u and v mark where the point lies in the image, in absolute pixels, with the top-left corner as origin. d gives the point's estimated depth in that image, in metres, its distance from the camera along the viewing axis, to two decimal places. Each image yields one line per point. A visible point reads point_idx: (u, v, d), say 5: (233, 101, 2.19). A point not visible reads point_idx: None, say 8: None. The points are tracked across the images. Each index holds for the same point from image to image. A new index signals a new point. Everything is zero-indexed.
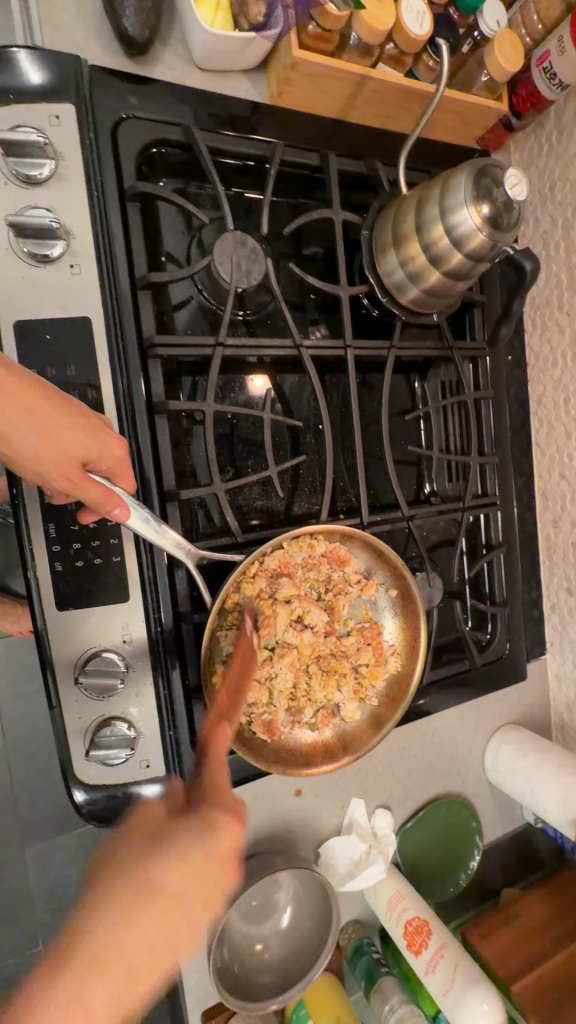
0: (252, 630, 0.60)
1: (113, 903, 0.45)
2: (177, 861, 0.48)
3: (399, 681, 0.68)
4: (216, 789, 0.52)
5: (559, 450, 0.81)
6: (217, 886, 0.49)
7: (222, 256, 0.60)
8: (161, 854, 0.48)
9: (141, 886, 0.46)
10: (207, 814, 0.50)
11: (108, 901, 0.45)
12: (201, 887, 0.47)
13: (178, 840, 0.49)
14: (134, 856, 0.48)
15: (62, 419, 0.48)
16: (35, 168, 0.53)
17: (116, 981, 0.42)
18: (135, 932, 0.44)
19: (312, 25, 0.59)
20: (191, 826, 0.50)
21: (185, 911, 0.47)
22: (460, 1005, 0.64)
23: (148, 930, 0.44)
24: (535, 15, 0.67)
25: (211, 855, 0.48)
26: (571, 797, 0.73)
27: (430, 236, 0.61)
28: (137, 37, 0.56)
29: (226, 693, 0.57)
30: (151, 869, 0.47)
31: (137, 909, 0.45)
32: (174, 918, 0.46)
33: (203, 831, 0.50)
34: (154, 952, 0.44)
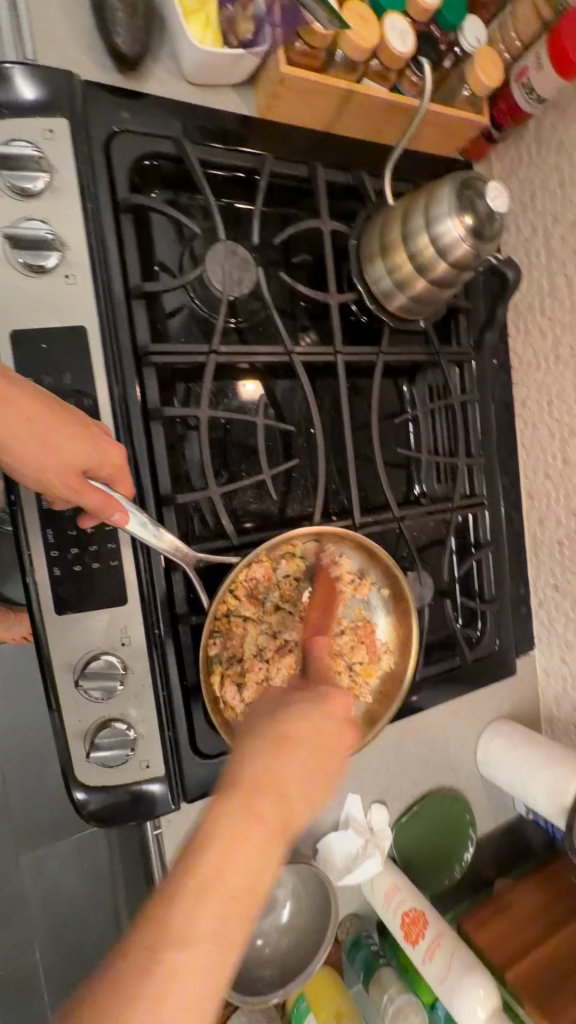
0: (330, 563, 0.67)
1: (255, 748, 0.47)
2: (301, 714, 0.50)
3: (392, 678, 0.70)
4: (323, 669, 0.56)
5: (543, 451, 0.84)
6: (342, 737, 0.50)
7: (213, 265, 0.62)
8: (290, 711, 0.50)
9: (277, 734, 0.48)
10: (323, 687, 0.54)
11: (258, 739, 0.48)
12: (328, 734, 0.50)
13: (299, 701, 0.51)
14: (263, 727, 0.49)
15: (64, 429, 0.49)
16: (29, 179, 0.54)
17: (273, 808, 0.44)
18: (281, 771, 0.46)
19: (299, 43, 0.61)
20: (308, 694, 0.53)
21: (315, 774, 0.48)
22: (457, 992, 0.66)
23: (289, 769, 0.46)
24: (513, 33, 0.70)
25: (332, 716, 0.51)
26: (560, 785, 0.75)
27: (417, 245, 0.63)
28: (128, 53, 0.58)
29: (316, 610, 0.62)
30: (275, 725, 0.49)
31: (278, 753, 0.47)
32: (307, 772, 0.47)
33: (319, 696, 0.52)
34: (300, 794, 0.46)
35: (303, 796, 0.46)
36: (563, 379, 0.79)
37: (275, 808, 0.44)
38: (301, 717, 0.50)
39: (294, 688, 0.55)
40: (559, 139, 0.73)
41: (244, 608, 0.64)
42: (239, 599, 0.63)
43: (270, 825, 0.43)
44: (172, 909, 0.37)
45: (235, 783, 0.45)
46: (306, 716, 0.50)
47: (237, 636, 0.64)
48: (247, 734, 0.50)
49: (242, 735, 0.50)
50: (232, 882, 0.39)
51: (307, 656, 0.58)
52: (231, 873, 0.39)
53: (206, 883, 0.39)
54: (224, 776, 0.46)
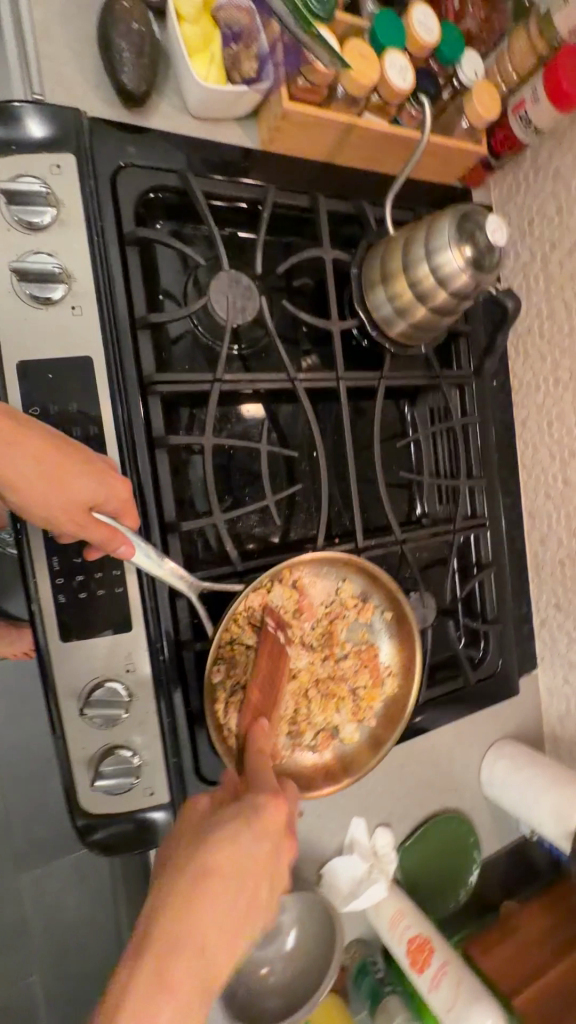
0: (276, 627, 0.61)
1: (176, 888, 0.45)
2: (227, 841, 0.47)
3: (396, 702, 0.70)
4: (258, 773, 0.53)
5: (544, 472, 0.84)
6: (275, 857, 0.48)
7: (217, 294, 0.63)
8: (214, 835, 0.47)
9: (200, 873, 0.45)
10: (252, 800, 0.49)
11: (179, 871, 0.46)
12: (259, 861, 0.47)
13: (225, 825, 0.48)
14: (186, 864, 0.46)
15: (70, 465, 0.49)
16: (37, 215, 0.55)
17: (193, 962, 0.42)
18: (203, 919, 0.44)
19: (301, 80, 0.62)
20: (235, 809, 0.49)
21: (245, 896, 0.46)
22: (464, 1021, 0.65)
23: (211, 915, 0.44)
24: (510, 66, 0.71)
25: (265, 832, 0.48)
26: (565, 809, 0.75)
27: (417, 275, 0.64)
28: (134, 91, 0.59)
29: (258, 687, 0.58)
30: (199, 861, 0.46)
31: (199, 898, 0.44)
32: (237, 896, 0.46)
33: (250, 815, 0.48)
34: (228, 927, 0.44)
35: (233, 933, 0.45)
36: (562, 401, 0.80)
37: (197, 963, 0.42)
38: (227, 845, 0.47)
39: (229, 794, 0.53)
40: (557, 167, 0.75)
41: (247, 636, 0.64)
42: (241, 627, 0.63)
43: (191, 973, 0.42)
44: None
45: (153, 920, 0.43)
46: (234, 845, 0.47)
47: (240, 664, 0.64)
48: (173, 861, 0.47)
49: (170, 861, 0.48)
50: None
51: (247, 754, 0.55)
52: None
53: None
54: (145, 923, 0.44)
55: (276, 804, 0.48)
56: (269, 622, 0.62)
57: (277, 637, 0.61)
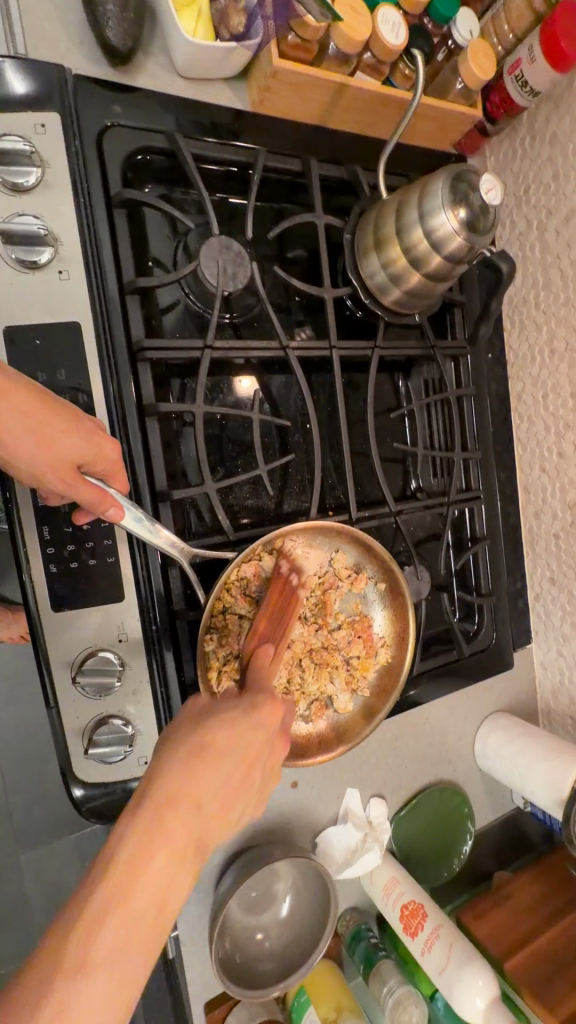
0: (289, 569, 0.62)
1: (178, 757, 0.47)
2: (227, 720, 0.50)
3: (389, 670, 0.70)
4: (260, 683, 0.56)
5: (539, 445, 0.84)
6: (265, 748, 0.51)
7: (207, 259, 0.62)
8: (214, 717, 0.50)
9: (202, 741, 0.48)
10: (253, 700, 0.52)
11: (184, 742, 0.48)
12: (253, 747, 0.50)
13: (225, 709, 0.51)
14: (188, 736, 0.48)
15: (59, 425, 0.49)
16: (22, 175, 0.54)
17: (193, 814, 0.45)
18: (200, 781, 0.46)
19: (291, 36, 0.61)
20: (237, 702, 0.52)
21: (240, 774, 0.49)
22: (456, 982, 0.66)
23: (211, 781, 0.47)
24: (506, 25, 0.70)
25: (258, 726, 0.51)
26: (557, 779, 0.75)
27: (410, 240, 0.63)
28: (120, 47, 0.58)
29: (266, 618, 0.60)
30: (205, 731, 0.49)
31: (198, 764, 0.47)
32: (233, 773, 0.48)
33: (251, 706, 0.52)
34: (222, 800, 0.47)
35: (226, 804, 0.48)
36: (558, 372, 0.79)
37: (195, 817, 0.45)
38: (228, 725, 0.49)
39: (230, 694, 0.55)
40: (553, 131, 0.73)
41: (241, 602, 0.64)
42: (234, 592, 0.64)
43: (189, 830, 0.44)
44: (95, 897, 0.39)
45: (155, 784, 0.45)
46: (230, 728, 0.49)
47: (235, 632, 0.64)
48: (173, 738, 0.49)
49: (171, 738, 0.49)
50: (145, 877, 0.41)
51: (249, 671, 0.57)
52: (143, 874, 0.41)
53: (120, 884, 0.40)
54: (145, 783, 0.46)
55: (275, 706, 0.52)
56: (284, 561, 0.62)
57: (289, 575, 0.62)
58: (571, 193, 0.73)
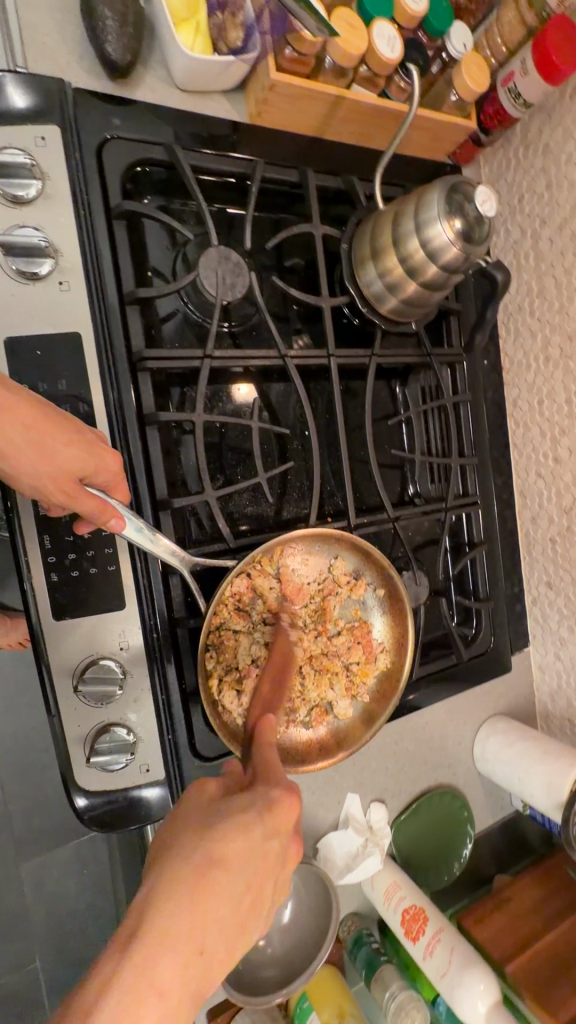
0: (288, 622, 0.65)
1: (179, 878, 0.41)
2: (236, 837, 0.44)
3: (389, 676, 0.70)
4: (269, 767, 0.51)
5: (535, 450, 0.85)
6: (277, 865, 0.45)
7: (206, 269, 0.62)
8: (222, 827, 0.44)
9: (206, 870, 0.42)
10: (265, 797, 0.47)
11: (187, 861, 0.42)
12: (263, 866, 0.44)
13: (236, 819, 0.45)
14: (190, 860, 0.42)
15: (59, 437, 0.49)
16: (21, 187, 0.54)
17: (189, 966, 0.39)
18: (199, 924, 0.40)
19: (288, 50, 0.62)
20: (251, 804, 0.46)
21: (244, 900, 0.43)
22: (458, 985, 0.67)
23: (214, 908, 0.41)
24: (499, 39, 0.71)
25: (273, 835, 0.45)
26: (556, 782, 0.76)
27: (406, 250, 0.64)
28: (119, 61, 0.58)
29: (269, 681, 0.60)
30: (211, 849, 0.43)
31: (197, 903, 0.41)
32: (237, 896, 0.42)
33: (262, 810, 0.45)
34: (222, 930, 0.41)
35: (228, 937, 0.42)
36: (553, 378, 0.80)
37: (190, 970, 0.39)
38: (239, 838, 0.44)
39: (237, 787, 0.50)
40: (546, 142, 0.74)
41: (247, 614, 0.65)
42: (242, 606, 0.64)
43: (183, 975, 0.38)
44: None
45: (152, 906, 0.40)
46: (240, 845, 0.43)
47: (247, 648, 0.64)
48: (173, 847, 0.44)
49: (170, 844, 0.44)
50: None
51: (253, 743, 0.55)
52: None
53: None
54: (137, 913, 0.40)
55: (289, 807, 0.46)
56: (285, 618, 0.65)
57: (290, 631, 0.64)
58: (564, 203, 0.74)
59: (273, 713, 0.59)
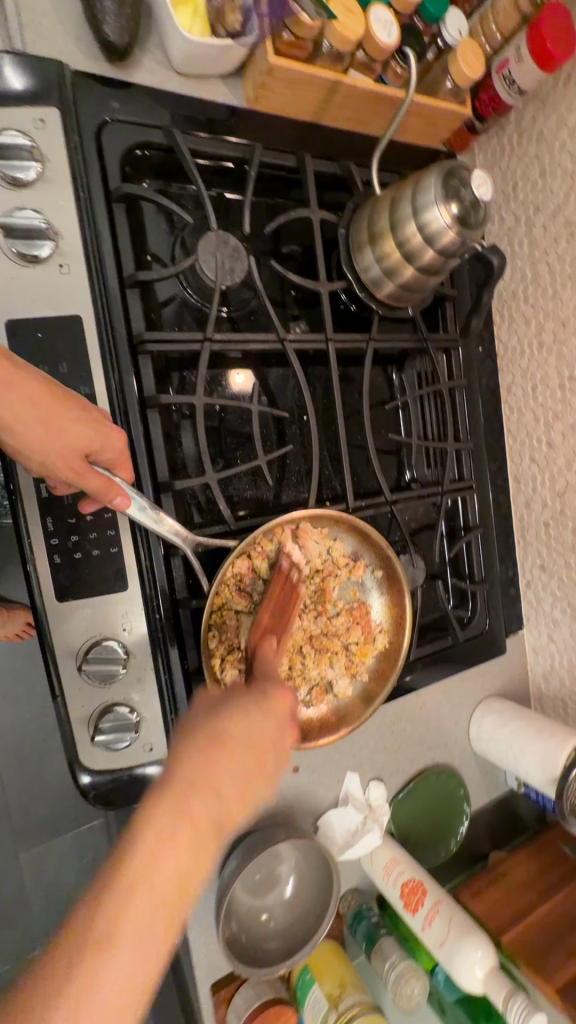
0: (289, 564, 0.63)
1: (194, 747, 0.46)
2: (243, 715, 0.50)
3: (387, 656, 0.72)
4: (267, 669, 0.57)
5: (529, 436, 0.86)
6: (274, 745, 0.50)
7: (205, 253, 0.63)
8: (226, 706, 0.50)
9: (218, 731, 0.48)
10: (261, 693, 0.53)
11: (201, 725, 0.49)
12: (264, 740, 0.50)
13: (234, 702, 0.51)
14: (203, 723, 0.49)
15: (66, 415, 0.50)
16: (20, 169, 0.54)
17: (209, 806, 0.43)
18: (216, 773, 0.45)
19: (286, 33, 0.62)
20: (246, 693, 0.52)
21: (249, 766, 0.48)
22: (456, 953, 0.69)
23: (227, 771, 0.46)
24: (494, 26, 0.72)
25: (270, 713, 0.51)
26: (550, 756, 0.77)
27: (404, 233, 0.64)
28: (117, 43, 0.58)
29: (268, 613, 0.62)
30: (222, 722, 0.48)
31: (211, 761, 0.46)
32: (239, 774, 0.47)
33: (261, 696, 0.52)
34: (238, 788, 0.46)
35: (237, 800, 0.46)
36: (546, 363, 0.81)
37: (211, 808, 0.43)
38: (242, 716, 0.49)
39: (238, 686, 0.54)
40: (539, 130, 0.75)
41: (245, 577, 0.65)
42: (239, 571, 0.64)
43: (207, 818, 0.43)
44: (121, 881, 0.37)
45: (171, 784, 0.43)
46: (243, 717, 0.49)
47: (245, 608, 0.65)
48: (183, 731, 0.49)
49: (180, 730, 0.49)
50: (170, 857, 0.39)
51: (255, 661, 0.59)
52: (167, 855, 0.39)
53: (145, 864, 0.38)
54: (157, 789, 0.43)
55: (283, 692, 0.53)
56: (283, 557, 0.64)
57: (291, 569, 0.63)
58: (558, 190, 0.75)
59: (276, 638, 0.61)
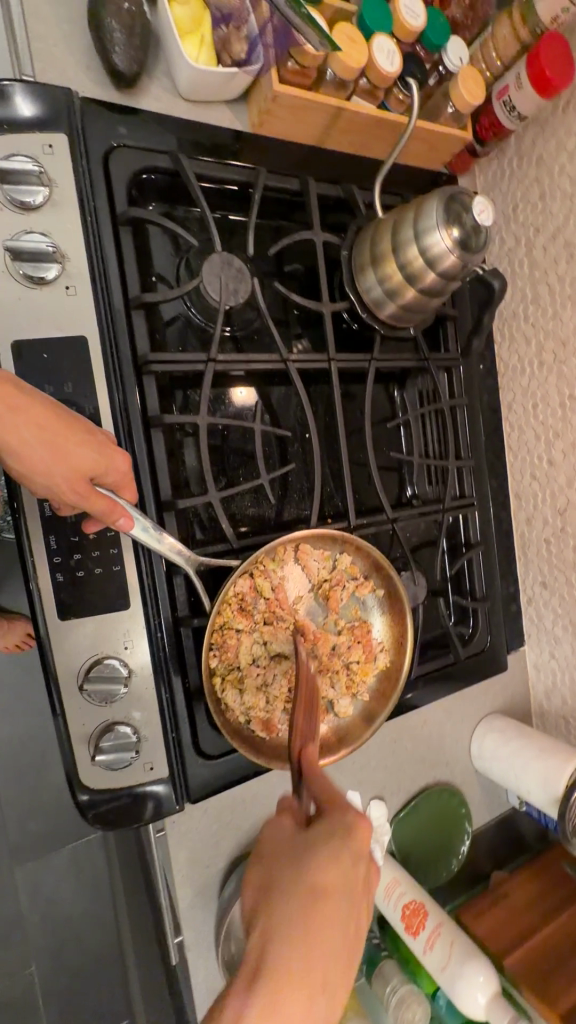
0: (307, 659, 0.63)
1: (287, 905, 0.44)
2: (329, 864, 0.46)
3: (389, 674, 0.72)
4: (328, 795, 0.52)
5: (530, 453, 0.87)
6: (363, 889, 0.47)
7: (210, 275, 0.63)
8: (310, 852, 0.47)
9: (309, 895, 0.44)
10: (338, 825, 0.48)
11: (288, 880, 0.46)
12: (354, 895, 0.46)
13: (320, 849, 0.47)
14: (289, 877, 0.46)
15: (71, 436, 0.50)
16: (30, 194, 0.55)
17: (304, 1000, 0.39)
18: (309, 944, 0.42)
19: (290, 62, 0.64)
20: (327, 832, 0.48)
21: (344, 934, 0.44)
22: (459, 977, 0.68)
23: (320, 943, 0.42)
24: (494, 53, 0.73)
25: (358, 859, 0.47)
26: (552, 776, 0.77)
27: (406, 257, 0.65)
28: (126, 72, 0.60)
29: (300, 716, 0.59)
30: (309, 873, 0.45)
31: (305, 925, 0.43)
32: (337, 942, 0.43)
33: (340, 833, 0.48)
34: (336, 957, 0.43)
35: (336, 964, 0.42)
36: (547, 382, 0.82)
37: (310, 1000, 0.40)
38: (331, 863, 0.46)
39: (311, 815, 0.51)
40: (539, 153, 0.77)
41: (246, 594, 0.65)
42: (240, 588, 0.64)
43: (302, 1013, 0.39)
44: None
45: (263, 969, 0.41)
46: (331, 868, 0.46)
47: (244, 628, 0.65)
48: (278, 882, 0.46)
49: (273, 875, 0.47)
50: None
51: (303, 774, 0.55)
52: None
53: None
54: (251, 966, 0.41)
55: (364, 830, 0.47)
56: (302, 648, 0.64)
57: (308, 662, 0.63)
58: (557, 213, 0.76)
59: (313, 741, 0.58)
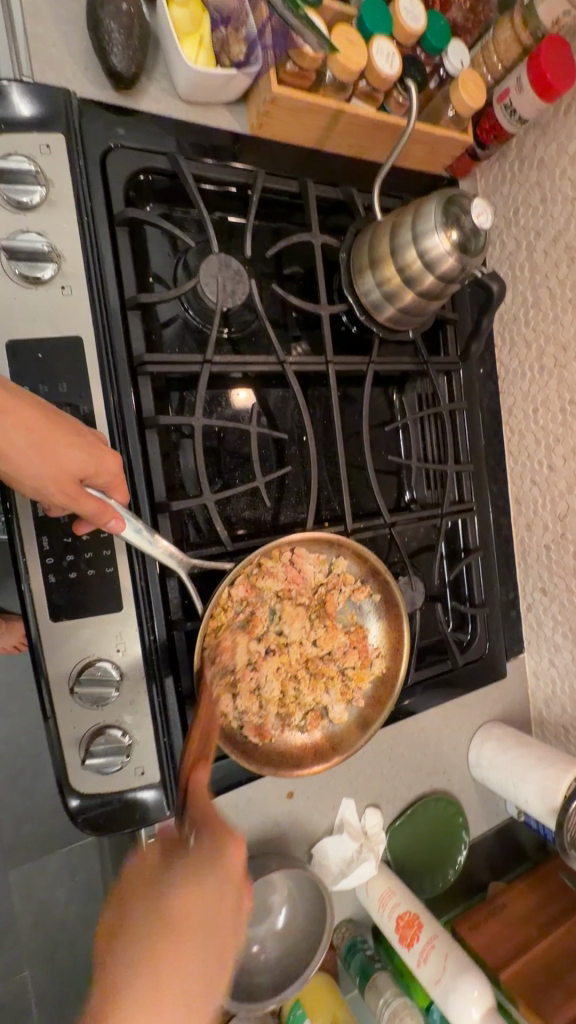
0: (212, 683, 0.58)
1: (136, 938, 0.43)
2: (193, 890, 0.46)
3: (384, 681, 0.71)
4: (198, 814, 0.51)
5: (530, 459, 0.86)
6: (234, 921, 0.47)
7: (207, 276, 0.63)
8: (181, 884, 0.46)
9: (166, 922, 0.43)
10: (212, 844, 0.49)
11: (144, 921, 0.43)
12: (219, 918, 0.46)
13: (185, 876, 0.46)
14: (147, 896, 0.45)
15: (61, 437, 0.50)
16: (25, 194, 0.55)
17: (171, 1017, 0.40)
18: (166, 976, 0.41)
19: (289, 64, 0.63)
20: (203, 856, 0.48)
21: (213, 947, 0.45)
22: (452, 992, 0.67)
23: (187, 966, 0.42)
24: (495, 57, 0.73)
25: (226, 885, 0.47)
26: (550, 786, 0.76)
27: (405, 260, 0.65)
28: (124, 72, 0.59)
29: (197, 742, 0.54)
30: (169, 906, 0.44)
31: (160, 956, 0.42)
32: (206, 939, 0.44)
33: (209, 859, 0.48)
34: (209, 956, 0.44)
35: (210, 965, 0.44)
36: (547, 387, 0.81)
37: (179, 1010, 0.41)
38: (195, 884, 0.46)
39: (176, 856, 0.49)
40: (541, 157, 0.76)
41: (243, 600, 0.64)
42: (237, 594, 0.63)
43: None
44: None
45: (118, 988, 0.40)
46: (197, 897, 0.46)
47: (238, 634, 0.64)
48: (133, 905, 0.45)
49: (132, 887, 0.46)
50: None
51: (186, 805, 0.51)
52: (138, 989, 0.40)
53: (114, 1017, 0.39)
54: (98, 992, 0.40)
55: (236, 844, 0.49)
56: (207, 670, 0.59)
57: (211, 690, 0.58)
58: (559, 216, 0.75)
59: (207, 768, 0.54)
